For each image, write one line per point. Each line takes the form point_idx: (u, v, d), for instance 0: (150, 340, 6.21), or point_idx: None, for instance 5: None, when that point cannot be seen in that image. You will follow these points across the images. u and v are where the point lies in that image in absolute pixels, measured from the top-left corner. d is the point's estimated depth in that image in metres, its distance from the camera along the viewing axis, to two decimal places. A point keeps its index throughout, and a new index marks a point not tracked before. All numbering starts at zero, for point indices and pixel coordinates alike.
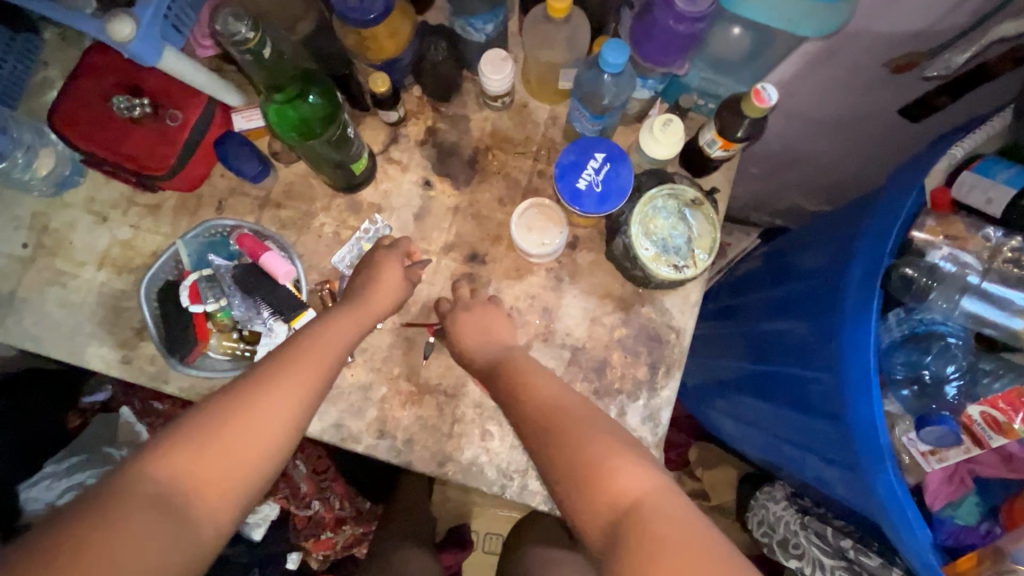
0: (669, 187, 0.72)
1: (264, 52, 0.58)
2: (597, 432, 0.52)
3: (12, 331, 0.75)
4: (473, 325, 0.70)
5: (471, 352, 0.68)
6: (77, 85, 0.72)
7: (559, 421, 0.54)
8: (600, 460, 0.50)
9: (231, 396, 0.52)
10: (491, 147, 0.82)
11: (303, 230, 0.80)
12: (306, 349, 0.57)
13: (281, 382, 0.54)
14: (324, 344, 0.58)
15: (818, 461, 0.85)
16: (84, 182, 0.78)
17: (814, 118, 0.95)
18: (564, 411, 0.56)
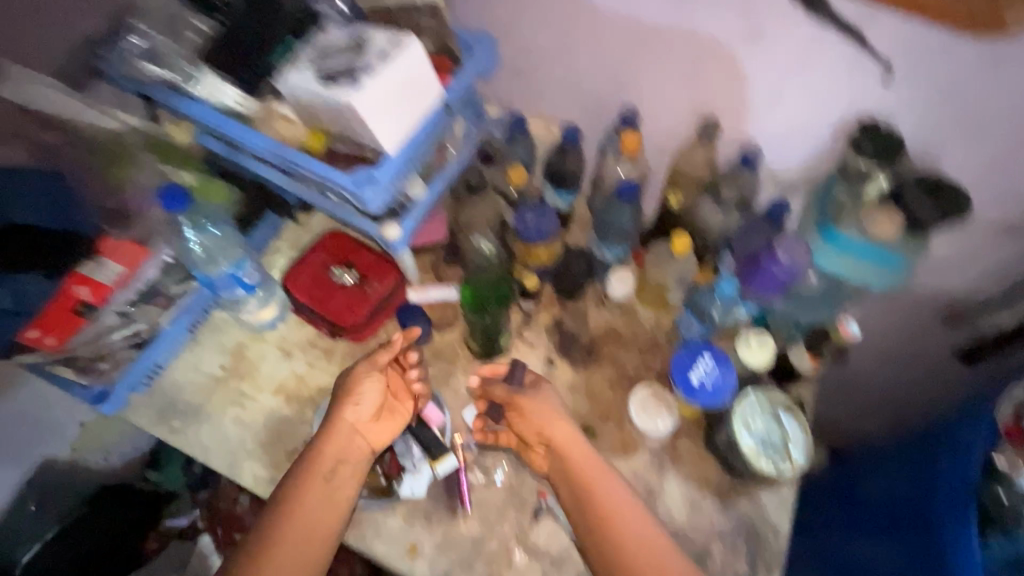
0: (762, 391, 0.85)
1: (491, 257, 0.95)
2: (591, 460, 0.77)
3: (190, 439, 0.88)
4: (539, 415, 0.81)
5: (542, 429, 0.81)
6: (309, 256, 0.95)
7: (572, 461, 0.77)
8: (593, 481, 0.75)
9: (272, 526, 0.72)
10: (605, 339, 0.99)
11: (443, 386, 0.94)
12: (305, 482, 0.74)
13: (294, 520, 0.72)
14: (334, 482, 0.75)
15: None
16: (281, 324, 0.97)
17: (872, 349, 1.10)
18: (556, 442, 0.79)
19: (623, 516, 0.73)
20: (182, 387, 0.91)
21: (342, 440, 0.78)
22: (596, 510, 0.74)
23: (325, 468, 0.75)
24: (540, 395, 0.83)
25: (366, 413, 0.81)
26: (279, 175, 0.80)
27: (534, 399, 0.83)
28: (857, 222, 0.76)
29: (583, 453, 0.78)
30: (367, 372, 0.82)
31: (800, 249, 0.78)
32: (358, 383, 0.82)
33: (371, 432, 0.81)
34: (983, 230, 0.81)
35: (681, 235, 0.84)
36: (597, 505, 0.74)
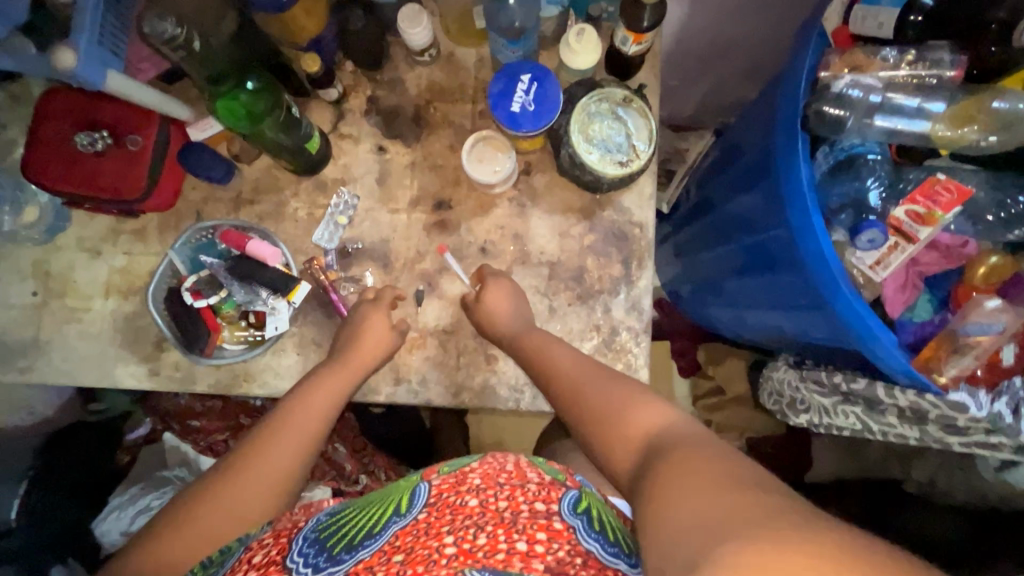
0: (597, 92, 0.77)
1: (192, 42, 0.65)
2: (547, 335, 0.74)
3: (46, 372, 0.82)
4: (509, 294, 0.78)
5: (497, 328, 0.76)
6: (40, 133, 0.77)
7: (538, 343, 0.72)
8: (548, 355, 0.70)
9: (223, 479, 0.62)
10: (431, 101, 0.87)
11: (280, 219, 0.85)
12: (277, 434, 0.66)
13: (245, 480, 0.62)
14: (316, 406, 0.70)
15: (807, 320, 0.86)
16: (69, 224, 0.84)
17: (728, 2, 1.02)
18: (524, 336, 0.74)
19: (566, 371, 0.67)
20: (3, 328, 0.82)
21: (300, 416, 0.68)
22: (547, 374, 0.68)
23: (285, 447, 0.65)
24: (497, 284, 0.77)
25: (327, 394, 0.71)
26: None
27: (503, 284, 0.77)
28: None
29: (543, 333, 0.74)
30: (379, 319, 0.77)
31: None
32: (362, 325, 0.77)
33: (320, 387, 0.71)
34: None
35: None
36: (547, 365, 0.69)
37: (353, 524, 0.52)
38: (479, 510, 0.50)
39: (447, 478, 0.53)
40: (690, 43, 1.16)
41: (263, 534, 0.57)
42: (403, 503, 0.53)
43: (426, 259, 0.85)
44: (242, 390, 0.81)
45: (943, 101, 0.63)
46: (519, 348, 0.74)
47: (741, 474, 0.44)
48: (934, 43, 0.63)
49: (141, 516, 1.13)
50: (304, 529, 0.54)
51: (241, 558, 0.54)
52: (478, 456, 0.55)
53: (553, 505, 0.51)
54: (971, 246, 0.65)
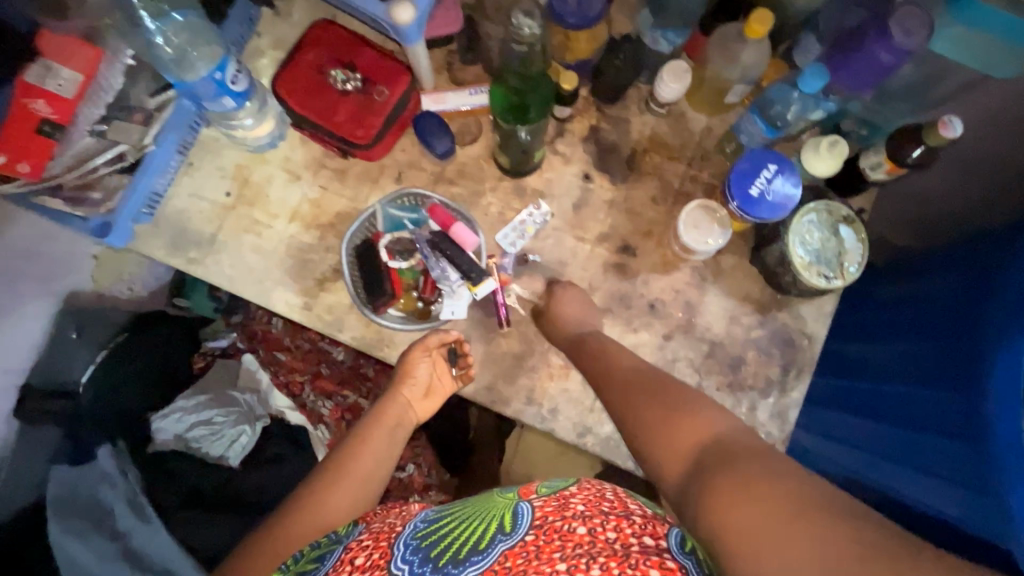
0: (825, 203, 0.78)
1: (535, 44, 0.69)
2: (619, 346, 0.72)
3: (211, 270, 0.83)
4: (574, 305, 0.78)
5: (559, 332, 0.77)
6: (301, 56, 0.80)
7: (609, 353, 0.69)
8: (613, 352, 0.69)
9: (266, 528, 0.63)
10: (647, 149, 0.89)
11: (472, 207, 0.87)
12: (327, 492, 0.65)
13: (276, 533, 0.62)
14: (365, 456, 0.69)
15: (938, 489, 0.79)
16: (282, 143, 0.86)
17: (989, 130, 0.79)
18: (593, 346, 0.72)
19: (635, 376, 0.64)
20: (188, 216, 0.84)
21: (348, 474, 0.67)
22: (607, 372, 0.67)
23: (329, 513, 0.63)
24: (566, 294, 0.79)
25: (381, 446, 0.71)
26: None
27: (556, 304, 0.78)
28: None
29: (619, 347, 0.71)
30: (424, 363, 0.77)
31: (918, 25, 0.61)
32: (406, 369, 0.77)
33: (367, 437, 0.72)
34: None
35: (761, 10, 0.69)
36: (609, 367, 0.67)
37: (457, 534, 0.52)
38: (587, 540, 0.47)
39: (549, 501, 0.51)
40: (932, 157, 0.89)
41: (362, 536, 0.57)
42: (507, 521, 0.51)
43: (595, 294, 0.85)
44: (382, 355, 0.81)
45: None
46: (593, 358, 0.70)
47: (814, 498, 0.42)
48: None
49: (200, 428, 1.14)
50: (403, 534, 0.54)
51: (343, 558, 0.55)
52: (578, 483, 0.53)
53: (660, 540, 0.47)
54: None
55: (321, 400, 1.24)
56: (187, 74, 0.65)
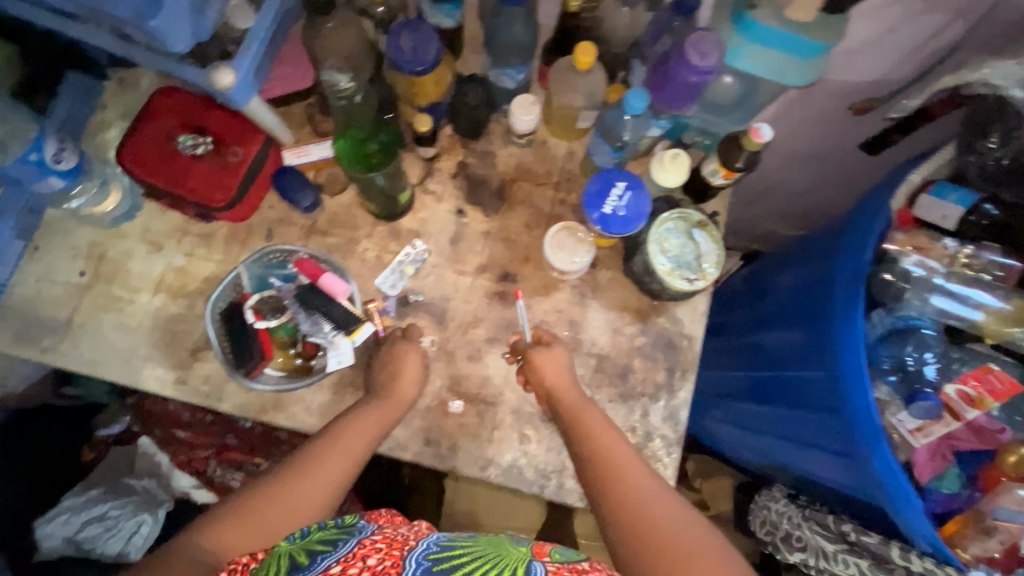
0: (678, 212, 0.83)
1: (357, 97, 0.72)
2: (618, 442, 0.70)
3: (69, 356, 0.78)
4: (554, 371, 0.76)
5: (543, 384, 0.76)
6: (144, 126, 0.78)
7: (612, 458, 0.68)
8: (618, 461, 0.68)
9: (253, 495, 0.63)
10: (516, 179, 0.92)
11: (348, 255, 0.86)
12: (310, 472, 0.65)
13: (273, 502, 0.62)
14: (350, 444, 0.68)
15: (827, 462, 0.89)
16: (139, 214, 0.83)
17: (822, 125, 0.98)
18: (590, 440, 0.70)
19: (649, 504, 0.64)
20: (39, 302, 0.79)
21: (328, 462, 0.66)
22: (607, 484, 0.67)
23: (306, 494, 0.63)
24: (549, 354, 0.77)
25: (365, 431, 0.69)
26: (48, 15, 0.61)
27: (542, 352, 0.77)
28: (774, 3, 0.64)
29: (617, 443, 0.70)
30: (413, 360, 0.75)
31: (711, 47, 0.66)
32: (393, 364, 0.75)
33: (352, 421, 0.69)
34: (901, 4, 0.73)
35: (584, 44, 0.73)
36: (621, 487, 0.66)
37: (470, 570, 0.50)
38: None
39: (564, 570, 0.52)
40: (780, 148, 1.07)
41: (375, 534, 0.56)
42: (519, 574, 0.50)
43: (481, 325, 0.86)
44: (269, 418, 0.79)
45: (998, 297, 0.70)
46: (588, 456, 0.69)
47: None
48: (987, 244, 0.71)
49: (92, 525, 1.04)
50: (415, 549, 0.53)
51: (356, 552, 0.53)
52: (590, 560, 0.55)
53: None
54: (1006, 433, 0.69)
55: (230, 472, 1.17)
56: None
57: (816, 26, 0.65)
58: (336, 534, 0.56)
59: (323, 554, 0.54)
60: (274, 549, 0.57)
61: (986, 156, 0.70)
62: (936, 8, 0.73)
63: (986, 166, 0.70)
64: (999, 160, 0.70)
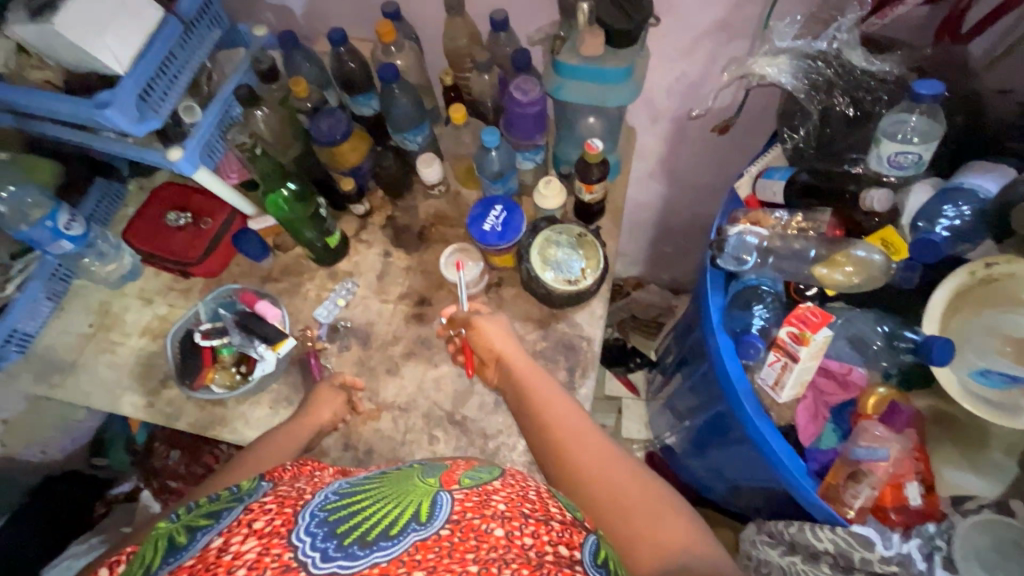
0: (552, 227, 0.95)
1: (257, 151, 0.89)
2: (554, 394, 0.75)
3: (70, 389, 0.98)
4: (493, 333, 0.83)
5: (491, 350, 0.82)
6: (145, 210, 1.04)
7: (550, 408, 0.73)
8: (555, 409, 0.72)
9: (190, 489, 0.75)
10: (435, 223, 1.09)
11: (294, 295, 1.04)
12: (235, 468, 0.76)
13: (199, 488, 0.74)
14: (273, 452, 0.79)
15: (746, 456, 0.87)
16: (138, 277, 1.06)
17: (713, 148, 1.14)
18: (532, 396, 0.75)
19: (589, 451, 0.67)
20: (56, 348, 1.01)
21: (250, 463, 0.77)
22: (547, 430, 0.70)
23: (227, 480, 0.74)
24: (494, 322, 0.84)
25: (289, 445, 0.81)
26: (66, 130, 0.87)
27: (489, 319, 0.84)
28: (572, 48, 0.83)
29: (555, 396, 0.74)
30: (334, 394, 0.87)
31: (533, 86, 0.85)
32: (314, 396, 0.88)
33: (280, 436, 0.82)
34: (706, 38, 0.90)
35: (455, 105, 0.94)
36: (560, 433, 0.69)
37: (368, 512, 0.50)
38: (504, 542, 0.48)
39: (471, 495, 0.53)
40: (689, 173, 1.23)
41: (264, 499, 0.55)
42: (423, 512, 0.50)
43: (399, 344, 0.98)
44: (213, 430, 0.92)
45: (815, 247, 0.73)
46: (527, 410, 0.74)
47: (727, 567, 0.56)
48: (816, 208, 0.75)
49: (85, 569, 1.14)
50: (310, 504, 0.52)
51: (240, 519, 0.52)
52: (501, 479, 0.57)
53: (576, 551, 0.51)
54: (859, 373, 0.69)
55: None
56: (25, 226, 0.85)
57: (611, 58, 0.83)
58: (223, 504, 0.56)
59: (202, 529, 0.53)
60: (155, 532, 0.57)
61: (794, 137, 0.77)
62: (737, 35, 0.88)
63: (799, 144, 0.77)
64: (805, 138, 0.76)
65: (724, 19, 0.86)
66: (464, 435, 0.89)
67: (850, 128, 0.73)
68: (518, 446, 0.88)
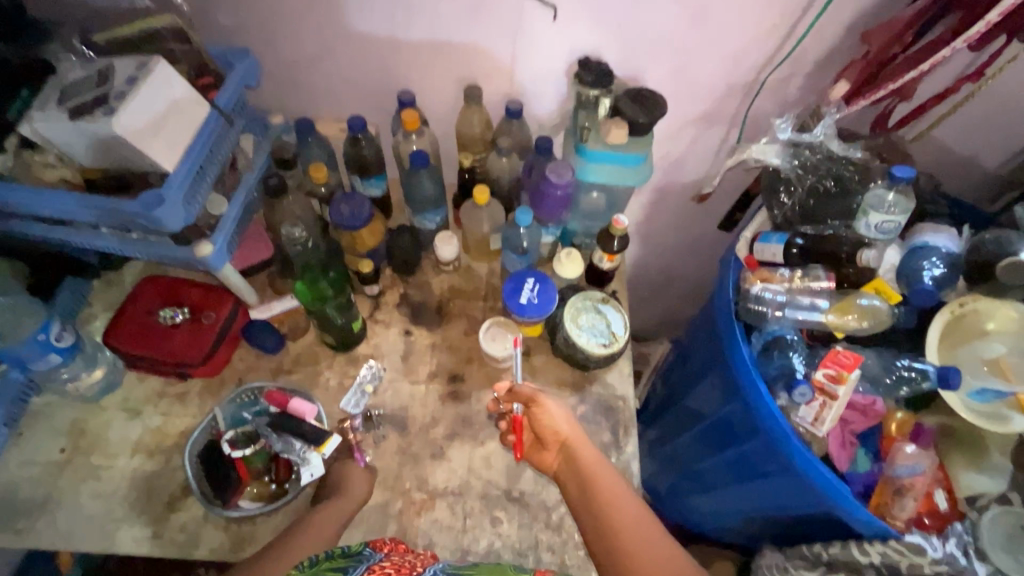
0: (581, 295, 1.02)
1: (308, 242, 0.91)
2: (613, 478, 0.77)
3: (44, 533, 0.81)
4: (555, 417, 0.83)
5: (556, 431, 0.83)
6: (130, 309, 0.93)
7: (607, 498, 0.75)
8: (611, 495, 0.75)
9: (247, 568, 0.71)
10: (451, 297, 1.10)
11: (313, 386, 0.98)
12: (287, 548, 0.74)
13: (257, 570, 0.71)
14: (322, 526, 0.78)
15: (774, 489, 0.96)
16: (119, 386, 0.93)
17: (684, 212, 1.30)
18: (594, 485, 0.76)
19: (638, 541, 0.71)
20: (17, 485, 0.84)
21: (305, 538, 0.76)
22: (605, 522, 0.73)
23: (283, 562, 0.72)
24: (555, 402, 0.84)
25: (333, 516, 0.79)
26: (59, 229, 0.78)
27: (554, 398, 0.85)
28: (598, 136, 0.93)
29: (614, 481, 0.77)
30: (362, 477, 0.86)
31: (566, 170, 0.93)
32: (344, 471, 0.87)
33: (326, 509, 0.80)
34: (691, 126, 1.06)
35: (480, 187, 0.98)
36: (615, 523, 0.73)
37: None
38: None
39: None
40: (662, 234, 1.38)
41: (383, 563, 0.67)
42: None
43: (439, 425, 0.95)
44: (246, 553, 0.81)
45: (823, 298, 0.87)
46: (589, 503, 0.75)
47: None
48: (811, 266, 0.89)
49: None
50: None
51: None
52: None
53: None
54: (880, 403, 0.81)
55: None
56: (10, 343, 0.76)
57: (632, 145, 0.93)
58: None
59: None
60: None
61: (783, 207, 0.92)
62: (717, 124, 1.05)
63: (784, 215, 0.93)
64: (789, 209, 0.92)
65: (707, 111, 1.02)
66: (525, 511, 0.88)
67: (829, 198, 0.90)
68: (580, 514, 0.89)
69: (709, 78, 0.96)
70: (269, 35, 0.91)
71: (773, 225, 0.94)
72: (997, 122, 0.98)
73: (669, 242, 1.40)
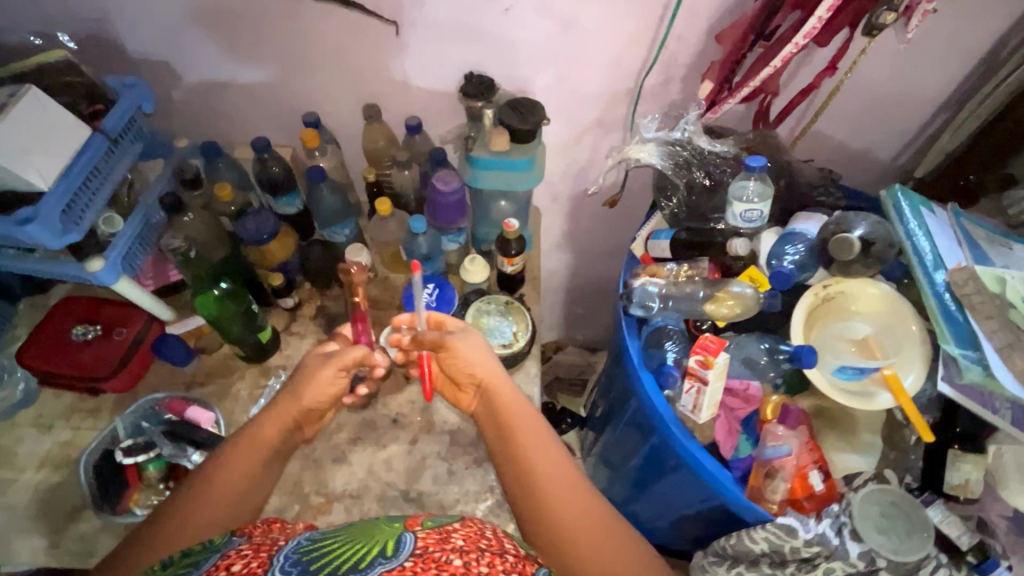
0: (480, 300, 1.04)
1: (190, 252, 0.95)
2: (526, 410, 0.82)
3: None
4: (468, 361, 0.83)
5: (470, 373, 0.84)
6: (45, 327, 0.97)
7: (517, 429, 0.80)
8: (519, 423, 0.80)
9: (179, 504, 0.71)
10: (367, 308, 1.12)
11: (223, 397, 1.00)
12: (212, 481, 0.73)
13: (192, 510, 0.70)
14: (249, 452, 0.75)
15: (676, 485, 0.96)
16: (32, 403, 0.96)
17: (606, 217, 1.33)
18: (507, 418, 0.81)
19: (534, 456, 0.77)
20: None
21: (237, 463, 0.74)
22: (514, 447, 0.79)
23: (217, 493, 0.72)
24: (465, 343, 0.83)
25: (270, 431, 0.77)
26: None
27: (464, 340, 0.83)
28: (483, 144, 0.98)
29: (523, 409, 0.82)
30: (329, 372, 0.79)
31: (452, 177, 0.98)
32: (305, 376, 0.79)
33: (261, 428, 0.77)
34: (588, 132, 1.10)
35: (381, 199, 1.02)
36: (520, 449, 0.78)
37: (340, 552, 0.57)
38: (462, 568, 0.55)
39: (432, 533, 0.60)
40: (591, 240, 1.40)
41: (241, 547, 0.61)
42: (388, 546, 0.57)
43: (344, 429, 0.96)
44: None
45: (699, 288, 0.89)
46: (502, 433, 0.81)
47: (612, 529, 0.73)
48: (698, 258, 0.91)
49: None
50: (285, 548, 0.59)
51: (219, 563, 0.58)
52: (461, 521, 0.64)
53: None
54: (755, 386, 0.83)
55: None
56: None
57: (516, 151, 0.98)
58: (200, 556, 0.61)
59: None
60: None
61: (670, 206, 0.96)
62: (612, 129, 1.09)
63: (675, 212, 0.96)
64: (678, 206, 0.96)
65: (600, 117, 1.07)
66: (421, 511, 0.89)
67: (709, 194, 0.94)
68: (476, 513, 0.89)
69: (592, 85, 1.01)
70: (172, 66, 0.97)
71: (670, 224, 0.97)
72: (879, 112, 1.00)
73: (600, 248, 1.43)
